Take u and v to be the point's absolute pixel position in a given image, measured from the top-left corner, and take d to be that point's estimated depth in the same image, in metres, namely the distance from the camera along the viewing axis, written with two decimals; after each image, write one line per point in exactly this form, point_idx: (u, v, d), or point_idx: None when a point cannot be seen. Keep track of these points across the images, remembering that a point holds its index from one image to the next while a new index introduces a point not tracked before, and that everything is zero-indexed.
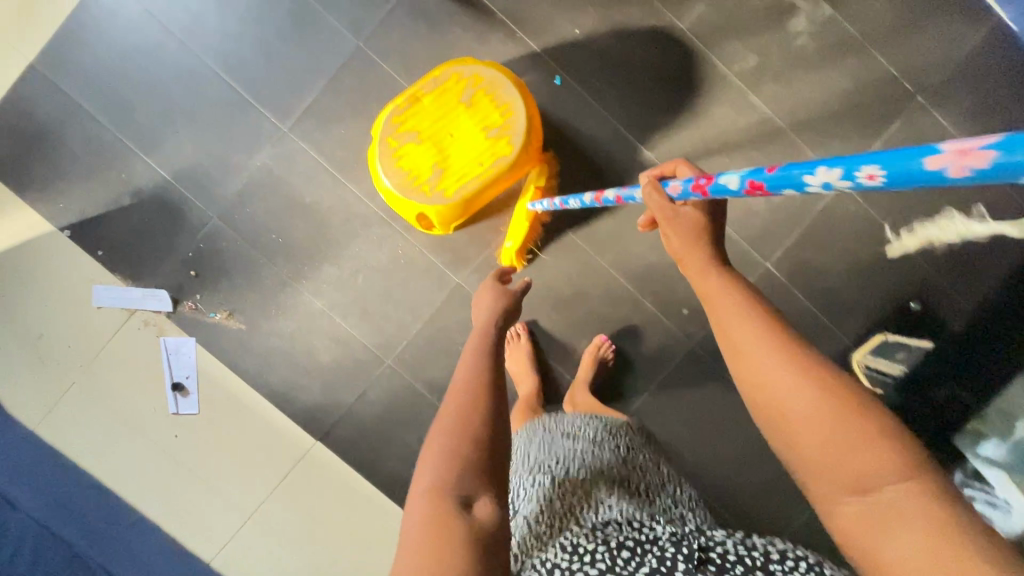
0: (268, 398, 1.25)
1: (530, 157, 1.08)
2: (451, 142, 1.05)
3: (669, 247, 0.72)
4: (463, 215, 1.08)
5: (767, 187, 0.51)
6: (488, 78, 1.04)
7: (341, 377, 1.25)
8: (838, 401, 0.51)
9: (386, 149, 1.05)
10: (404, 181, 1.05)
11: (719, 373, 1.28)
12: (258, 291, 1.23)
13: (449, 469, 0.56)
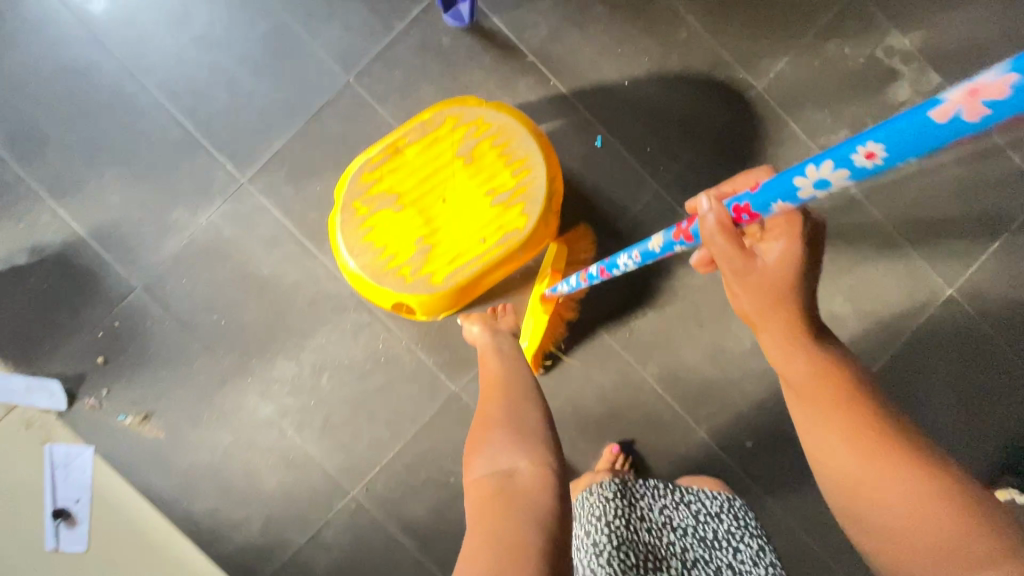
0: (187, 533, 0.92)
1: (551, 230, 0.80)
2: (442, 209, 0.77)
3: (737, 303, 0.48)
4: (456, 306, 0.80)
5: None
6: (496, 123, 0.77)
7: (289, 510, 0.93)
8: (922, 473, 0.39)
9: (351, 217, 0.76)
10: (375, 263, 0.76)
11: (789, 526, 0.98)
12: (187, 388, 0.92)
13: (488, 456, 0.51)
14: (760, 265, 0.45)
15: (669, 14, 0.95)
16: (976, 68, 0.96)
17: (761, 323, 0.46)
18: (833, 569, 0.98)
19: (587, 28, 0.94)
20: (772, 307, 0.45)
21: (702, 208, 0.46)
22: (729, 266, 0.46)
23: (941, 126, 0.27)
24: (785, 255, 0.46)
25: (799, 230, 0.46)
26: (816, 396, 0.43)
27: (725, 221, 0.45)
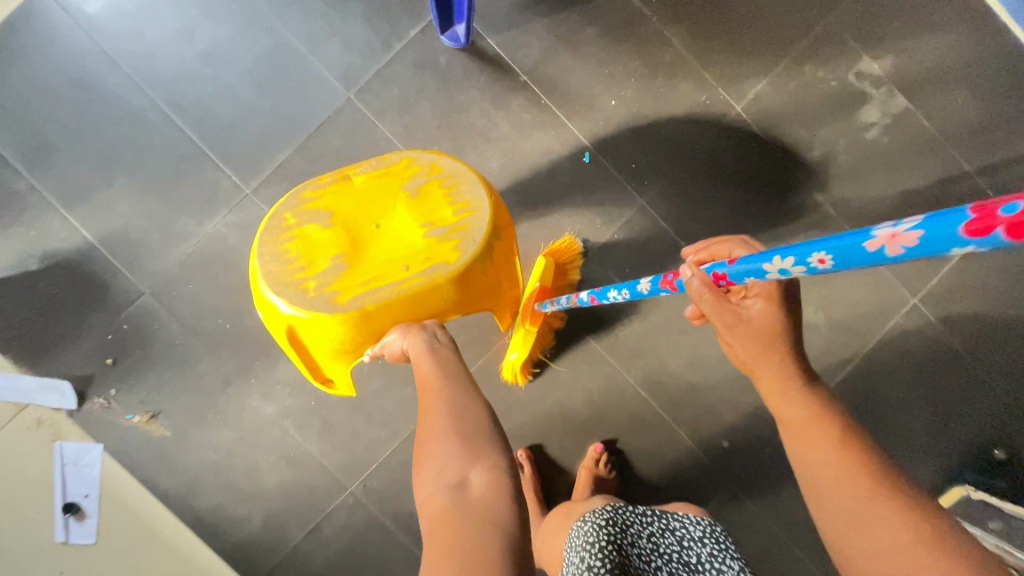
0: (192, 528, 0.97)
1: (486, 275, 0.76)
2: (373, 234, 0.75)
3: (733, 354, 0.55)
4: (361, 336, 0.73)
5: None
6: (449, 167, 0.78)
7: (289, 506, 0.97)
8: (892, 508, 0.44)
9: (280, 225, 0.76)
10: (286, 270, 0.73)
11: (763, 521, 1.04)
12: (192, 389, 0.96)
13: (433, 469, 0.49)
14: (750, 316, 0.52)
15: (655, 38, 1.00)
16: (942, 91, 1.02)
17: (758, 371, 0.53)
18: (804, 562, 1.04)
19: (577, 50, 0.99)
20: (762, 356, 0.53)
21: (685, 272, 0.52)
22: (719, 315, 0.52)
23: (870, 253, 0.33)
24: (769, 315, 0.53)
25: (775, 296, 0.53)
26: (808, 434, 0.49)
27: (707, 281, 0.51)
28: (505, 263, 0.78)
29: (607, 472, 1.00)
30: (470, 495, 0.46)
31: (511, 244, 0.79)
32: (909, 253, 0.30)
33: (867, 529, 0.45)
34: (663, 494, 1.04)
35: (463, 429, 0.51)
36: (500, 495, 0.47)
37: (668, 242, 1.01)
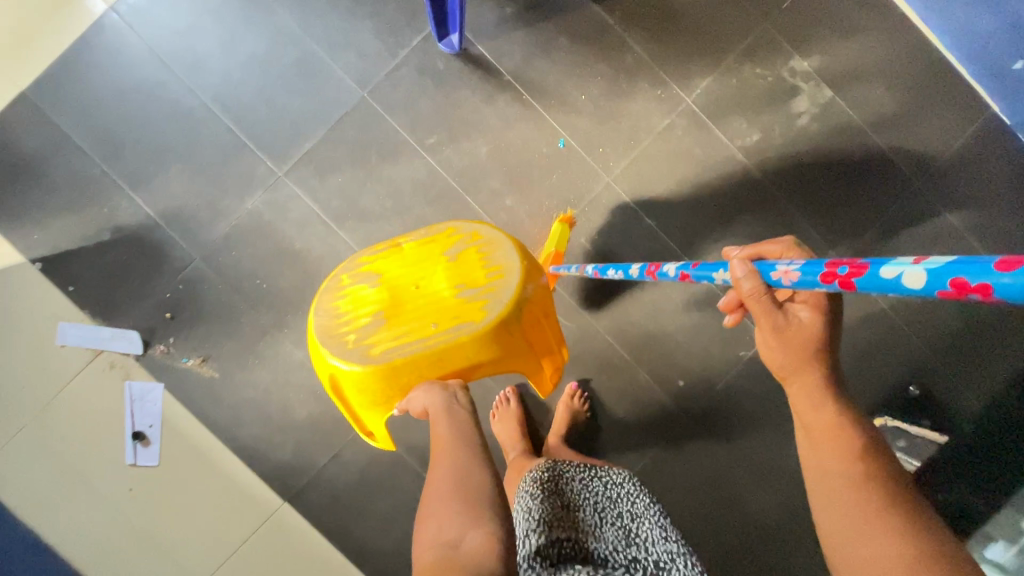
0: (236, 453, 1.17)
1: (504, 336, 0.95)
2: (413, 294, 0.98)
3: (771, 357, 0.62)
4: (389, 383, 0.94)
5: (986, 292, 0.33)
6: (487, 240, 1.01)
7: (316, 435, 1.18)
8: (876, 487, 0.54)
9: (338, 285, 0.99)
10: (337, 324, 0.97)
11: (714, 449, 1.23)
12: (236, 338, 1.17)
13: (431, 528, 0.65)
14: (797, 325, 0.59)
15: (618, 43, 1.20)
16: (862, 84, 1.21)
17: (793, 375, 0.60)
18: (750, 484, 1.22)
19: (553, 54, 1.19)
20: (799, 363, 0.60)
21: (737, 272, 0.57)
22: (769, 321, 0.59)
23: (776, 277, 0.54)
24: (814, 324, 0.59)
25: (821, 310, 0.59)
26: (827, 432, 0.58)
27: (757, 285, 0.57)
28: (525, 325, 0.97)
29: (580, 405, 1.21)
30: (462, 551, 0.61)
31: (532, 310, 0.97)
32: (797, 284, 0.51)
33: (854, 517, 0.53)
34: (630, 427, 1.23)
35: (456, 494, 0.67)
36: (489, 548, 0.61)
37: (630, 215, 1.21)
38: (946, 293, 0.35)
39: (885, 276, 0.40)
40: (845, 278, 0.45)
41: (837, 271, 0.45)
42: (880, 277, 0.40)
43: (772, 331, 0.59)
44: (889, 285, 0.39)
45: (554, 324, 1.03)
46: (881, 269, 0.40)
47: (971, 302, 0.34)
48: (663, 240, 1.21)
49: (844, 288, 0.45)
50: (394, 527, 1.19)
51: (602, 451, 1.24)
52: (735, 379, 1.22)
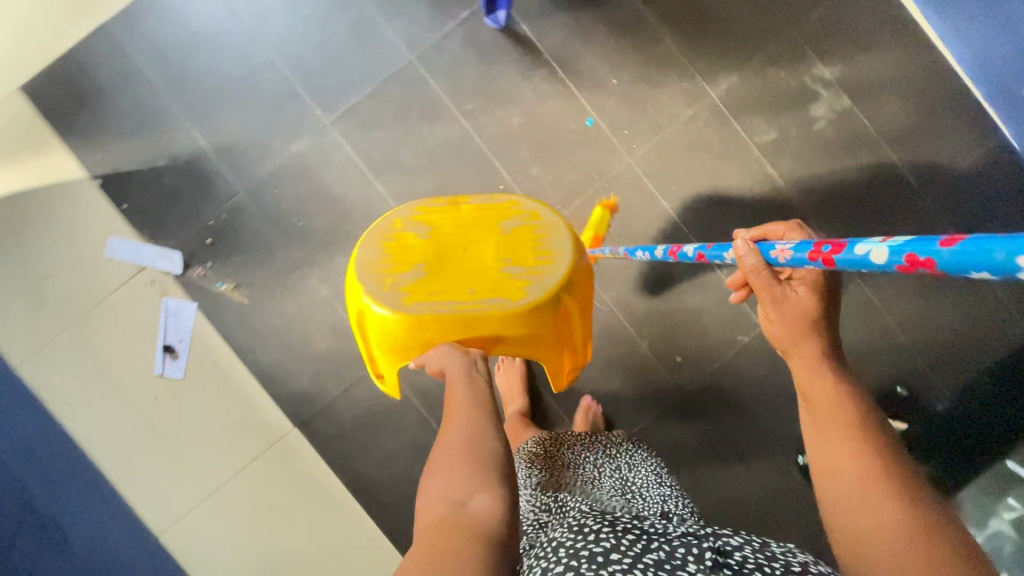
0: (255, 376, 1.26)
1: (534, 318, 1.01)
2: (458, 255, 1.04)
3: (771, 329, 0.67)
4: (412, 332, 0.99)
5: (940, 266, 0.37)
6: (543, 226, 1.07)
7: (331, 368, 1.25)
8: (878, 461, 0.56)
9: (391, 230, 1.06)
10: (381, 264, 1.03)
11: (703, 426, 1.29)
12: (268, 269, 1.26)
13: (442, 485, 0.66)
14: (794, 298, 0.64)
15: (652, 36, 1.28)
16: (880, 97, 1.27)
17: (793, 348, 0.66)
18: (734, 464, 1.28)
19: (590, 39, 1.27)
20: (799, 335, 0.65)
21: (740, 251, 0.62)
22: (769, 294, 0.64)
23: (770, 256, 0.59)
24: (809, 299, 0.65)
25: (818, 285, 0.65)
26: (825, 407, 0.61)
27: (758, 262, 0.62)
28: (557, 316, 1.03)
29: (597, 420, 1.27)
30: (469, 511, 0.63)
31: (567, 304, 1.03)
32: (790, 262, 0.56)
33: (852, 487, 0.55)
34: (625, 395, 1.30)
35: (466, 455, 0.68)
36: (498, 515, 0.63)
37: (647, 196, 1.28)
38: (901, 265, 0.40)
39: (860, 253, 0.45)
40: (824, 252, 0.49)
41: (818, 249, 0.50)
42: (851, 252, 0.45)
43: (774, 305, 0.65)
44: (862, 260, 0.44)
45: (584, 325, 1.08)
46: (857, 246, 0.45)
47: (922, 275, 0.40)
48: (675, 223, 1.27)
49: (824, 266, 0.50)
50: (393, 462, 1.26)
51: (596, 416, 1.30)
52: (730, 362, 1.28)
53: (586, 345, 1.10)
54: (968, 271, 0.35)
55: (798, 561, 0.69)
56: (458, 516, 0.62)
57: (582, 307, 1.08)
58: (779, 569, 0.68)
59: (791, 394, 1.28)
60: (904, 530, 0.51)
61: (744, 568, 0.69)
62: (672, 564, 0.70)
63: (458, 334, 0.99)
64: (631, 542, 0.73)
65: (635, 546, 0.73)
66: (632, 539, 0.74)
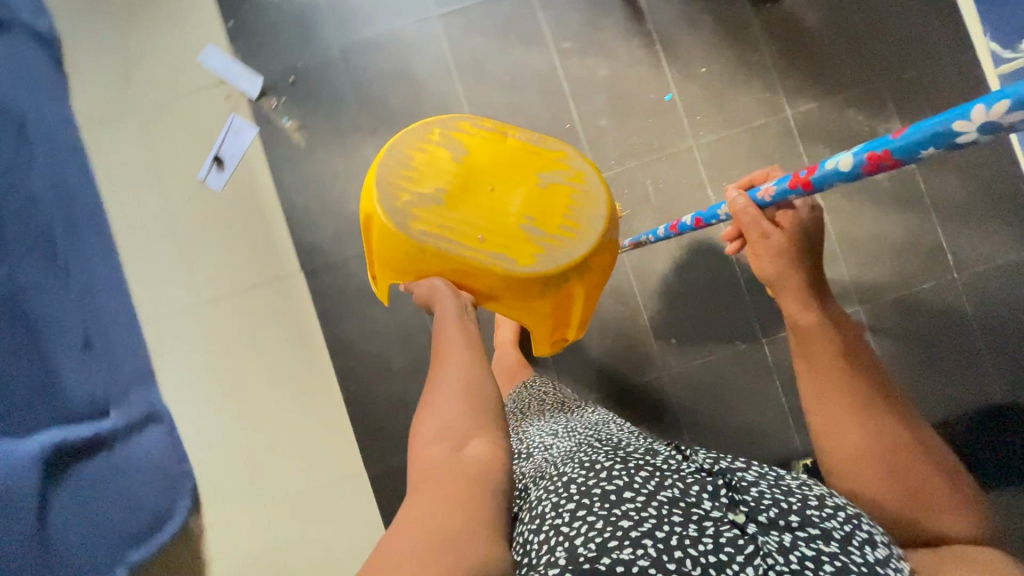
0: (283, 213, 1.32)
1: (531, 287, 1.03)
2: (484, 195, 1.03)
3: (759, 266, 0.80)
4: (412, 256, 1.02)
5: (889, 156, 0.52)
6: (581, 194, 1.05)
7: (354, 231, 1.32)
8: (864, 397, 0.67)
9: (432, 141, 1.04)
10: (406, 176, 1.02)
11: (672, 413, 1.31)
12: (332, 123, 1.33)
13: (436, 432, 0.67)
14: (772, 239, 0.77)
15: (752, 43, 1.34)
16: (943, 172, 1.31)
17: (780, 281, 0.78)
18: None
19: (695, 25, 1.34)
20: (783, 269, 0.77)
21: (732, 197, 0.79)
22: (755, 233, 0.78)
23: (764, 196, 0.75)
24: (780, 236, 0.77)
25: (793, 222, 0.77)
26: (818, 340, 0.73)
27: (746, 203, 0.78)
28: (557, 293, 1.06)
29: None
30: (465, 456, 0.65)
31: (571, 285, 1.06)
32: (773, 197, 0.73)
33: (843, 421, 0.67)
34: (610, 359, 1.33)
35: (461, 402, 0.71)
36: (491, 460, 0.66)
37: (696, 183, 1.32)
38: (863, 161, 0.55)
39: (829, 167, 0.60)
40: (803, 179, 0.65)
41: (799, 175, 0.65)
42: (825, 168, 0.60)
43: (762, 241, 0.78)
44: (831, 171, 0.59)
45: (583, 307, 1.13)
46: (827, 163, 0.60)
47: (881, 170, 0.54)
48: None
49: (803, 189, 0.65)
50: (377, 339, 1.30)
51: (577, 367, 1.34)
52: (717, 362, 1.32)
53: (576, 327, 1.15)
54: (905, 153, 0.51)
55: (816, 493, 0.65)
56: (455, 458, 0.65)
57: (587, 290, 1.10)
58: (798, 504, 0.63)
59: (767, 415, 1.28)
60: (897, 440, 0.64)
61: (760, 504, 0.64)
62: (688, 503, 0.64)
63: (453, 273, 1.02)
64: (644, 478, 0.68)
65: (649, 482, 0.67)
66: (646, 475, 0.69)
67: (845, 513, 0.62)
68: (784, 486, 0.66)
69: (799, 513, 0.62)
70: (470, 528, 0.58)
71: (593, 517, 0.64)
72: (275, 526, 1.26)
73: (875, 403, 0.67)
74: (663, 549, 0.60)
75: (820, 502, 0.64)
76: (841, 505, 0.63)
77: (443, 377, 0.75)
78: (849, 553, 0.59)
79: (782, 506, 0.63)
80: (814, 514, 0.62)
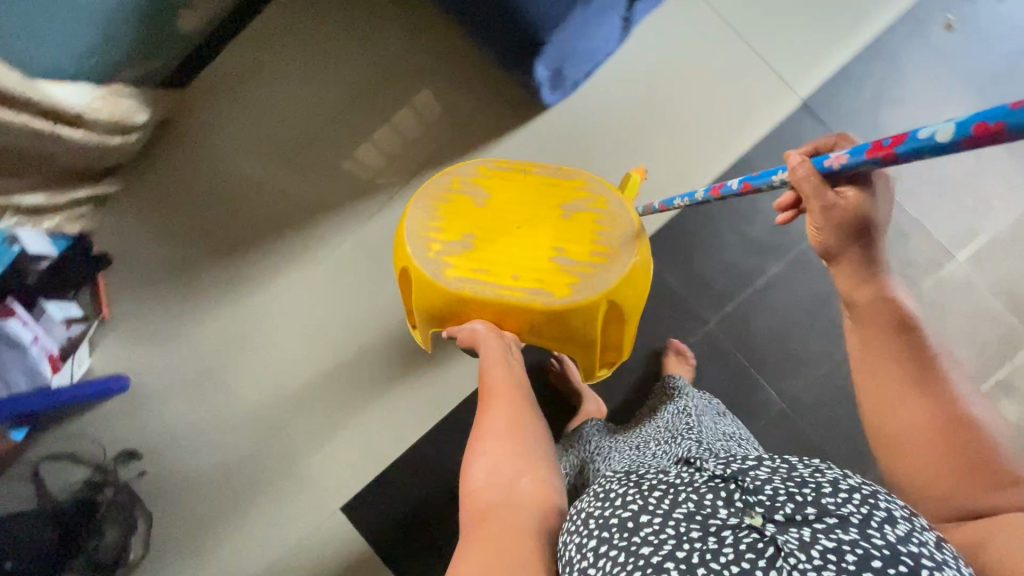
0: (855, 52, 1.28)
1: (562, 321, 1.15)
2: (513, 235, 1.19)
3: (823, 241, 0.77)
4: (452, 303, 1.17)
5: (999, 131, 0.47)
6: (608, 215, 1.19)
7: (870, 126, 1.28)
8: (909, 379, 0.72)
9: (451, 186, 1.23)
10: (428, 222, 1.20)
11: None
12: (966, 55, 1.27)
13: (484, 476, 0.86)
14: (835, 209, 0.72)
15: None
16: None
17: (839, 255, 0.78)
18: None
19: None
20: (842, 242, 0.76)
21: (795, 161, 0.72)
22: (819, 202, 0.72)
23: (824, 164, 0.69)
24: (855, 202, 0.72)
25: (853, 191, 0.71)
26: (875, 320, 0.76)
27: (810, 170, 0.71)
28: (591, 316, 1.16)
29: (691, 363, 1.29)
30: (514, 493, 0.83)
31: (612, 306, 1.16)
32: (846, 165, 0.66)
33: (892, 401, 0.72)
34: (850, 433, 1.26)
35: (501, 439, 0.89)
36: (538, 494, 0.84)
37: None
38: (969, 133, 0.48)
39: (922, 136, 0.54)
40: (885, 149, 0.59)
41: (878, 143, 0.59)
42: (918, 135, 0.54)
43: (815, 222, 0.74)
44: (925, 140, 0.53)
45: (634, 324, 1.22)
46: (919, 132, 0.54)
47: (982, 147, 0.49)
48: None
49: (880, 159, 0.59)
50: (764, 206, 1.30)
51: (831, 394, 1.27)
52: None
53: (628, 347, 1.22)
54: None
55: (828, 481, 0.63)
56: (500, 496, 0.83)
57: (635, 307, 1.20)
58: (813, 493, 0.62)
59: None
60: (952, 416, 0.68)
61: (775, 500, 0.63)
62: (705, 515, 0.64)
63: (493, 313, 1.15)
64: (659, 498, 0.68)
65: (666, 503, 0.67)
66: (660, 495, 0.68)
67: (861, 495, 0.61)
68: (798, 479, 0.65)
69: (819, 503, 0.62)
70: (533, 562, 0.74)
71: (613, 552, 0.65)
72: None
73: (918, 374, 0.72)
74: (686, 570, 0.60)
75: (838, 487, 0.63)
76: (855, 489, 0.62)
77: (488, 420, 0.93)
78: (870, 539, 0.57)
79: (797, 501, 0.62)
80: (830, 501, 0.61)
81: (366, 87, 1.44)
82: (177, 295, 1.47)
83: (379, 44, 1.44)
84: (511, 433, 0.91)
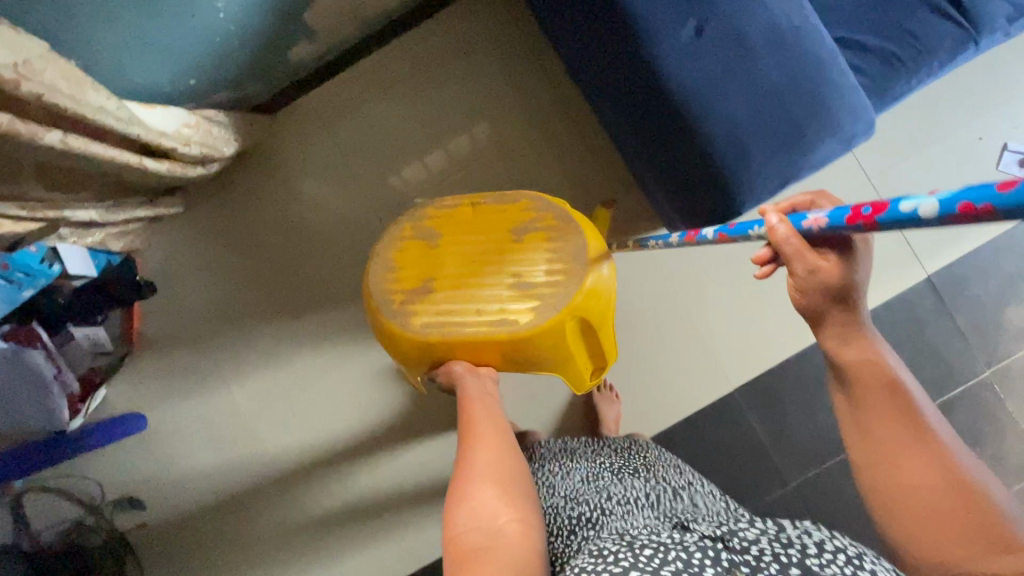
0: (990, 238, 1.22)
1: (535, 352, 1.09)
2: (471, 268, 1.13)
3: (796, 301, 0.66)
4: (425, 350, 1.11)
5: (996, 208, 0.40)
6: (557, 229, 1.12)
7: (991, 314, 1.23)
8: (906, 435, 0.61)
9: (407, 226, 1.17)
10: (388, 273, 1.14)
11: None
12: None
13: (464, 513, 0.71)
14: (823, 271, 0.63)
15: None
16: None
17: (825, 318, 0.67)
18: None
19: None
20: (829, 303, 0.65)
21: (771, 220, 0.63)
22: (799, 265, 0.63)
23: (800, 225, 0.62)
24: (835, 267, 0.63)
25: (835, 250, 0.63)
26: (871, 376, 0.64)
27: (785, 233, 0.62)
28: (557, 340, 1.08)
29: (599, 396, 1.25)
30: (500, 532, 0.69)
31: (578, 322, 1.09)
32: (824, 227, 0.58)
33: (882, 468, 0.61)
34: None
35: (485, 472, 0.75)
36: (526, 532, 0.70)
37: None
38: (960, 214, 0.42)
39: (905, 208, 0.47)
40: (866, 216, 0.51)
41: (855, 210, 0.52)
42: (901, 207, 0.47)
43: (800, 287, 0.64)
44: (908, 215, 0.46)
45: (607, 335, 1.15)
46: (900, 203, 0.48)
47: (976, 224, 0.42)
48: None
49: (860, 227, 0.52)
50: None
51: None
52: None
53: (610, 353, 1.16)
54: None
55: (814, 540, 0.60)
56: (482, 535, 0.68)
57: (599, 321, 1.12)
58: (796, 552, 0.58)
59: None
60: (948, 475, 0.58)
61: (761, 560, 0.59)
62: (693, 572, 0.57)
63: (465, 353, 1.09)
64: (650, 556, 0.59)
65: (655, 560, 0.58)
66: (651, 553, 0.59)
67: (844, 554, 0.58)
68: (784, 540, 0.61)
69: (798, 563, 0.57)
70: None
71: None
72: (671, 306, 1.28)
73: (914, 424, 0.61)
74: None
75: (818, 546, 0.59)
76: (838, 546, 0.59)
77: (472, 457, 0.77)
78: None
79: (782, 560, 0.58)
80: (811, 560, 0.57)
81: (476, 151, 1.32)
82: (222, 337, 1.32)
83: (501, 108, 1.31)
84: (494, 460, 0.78)
